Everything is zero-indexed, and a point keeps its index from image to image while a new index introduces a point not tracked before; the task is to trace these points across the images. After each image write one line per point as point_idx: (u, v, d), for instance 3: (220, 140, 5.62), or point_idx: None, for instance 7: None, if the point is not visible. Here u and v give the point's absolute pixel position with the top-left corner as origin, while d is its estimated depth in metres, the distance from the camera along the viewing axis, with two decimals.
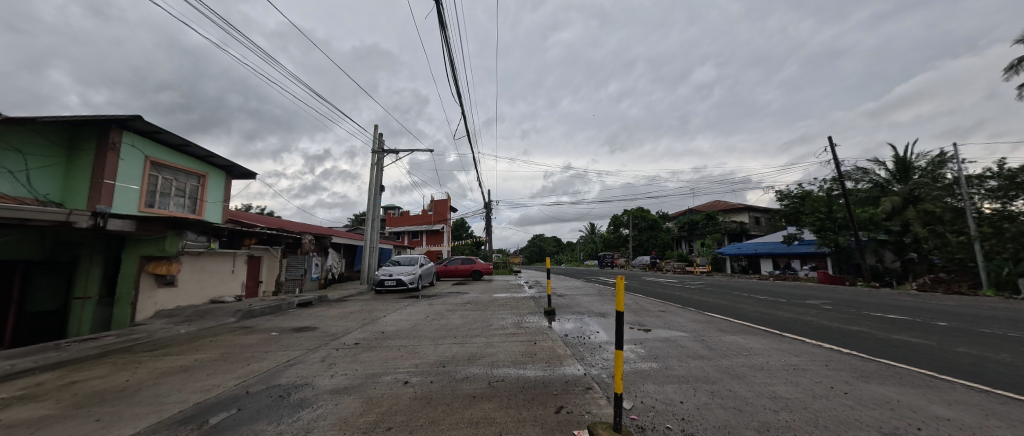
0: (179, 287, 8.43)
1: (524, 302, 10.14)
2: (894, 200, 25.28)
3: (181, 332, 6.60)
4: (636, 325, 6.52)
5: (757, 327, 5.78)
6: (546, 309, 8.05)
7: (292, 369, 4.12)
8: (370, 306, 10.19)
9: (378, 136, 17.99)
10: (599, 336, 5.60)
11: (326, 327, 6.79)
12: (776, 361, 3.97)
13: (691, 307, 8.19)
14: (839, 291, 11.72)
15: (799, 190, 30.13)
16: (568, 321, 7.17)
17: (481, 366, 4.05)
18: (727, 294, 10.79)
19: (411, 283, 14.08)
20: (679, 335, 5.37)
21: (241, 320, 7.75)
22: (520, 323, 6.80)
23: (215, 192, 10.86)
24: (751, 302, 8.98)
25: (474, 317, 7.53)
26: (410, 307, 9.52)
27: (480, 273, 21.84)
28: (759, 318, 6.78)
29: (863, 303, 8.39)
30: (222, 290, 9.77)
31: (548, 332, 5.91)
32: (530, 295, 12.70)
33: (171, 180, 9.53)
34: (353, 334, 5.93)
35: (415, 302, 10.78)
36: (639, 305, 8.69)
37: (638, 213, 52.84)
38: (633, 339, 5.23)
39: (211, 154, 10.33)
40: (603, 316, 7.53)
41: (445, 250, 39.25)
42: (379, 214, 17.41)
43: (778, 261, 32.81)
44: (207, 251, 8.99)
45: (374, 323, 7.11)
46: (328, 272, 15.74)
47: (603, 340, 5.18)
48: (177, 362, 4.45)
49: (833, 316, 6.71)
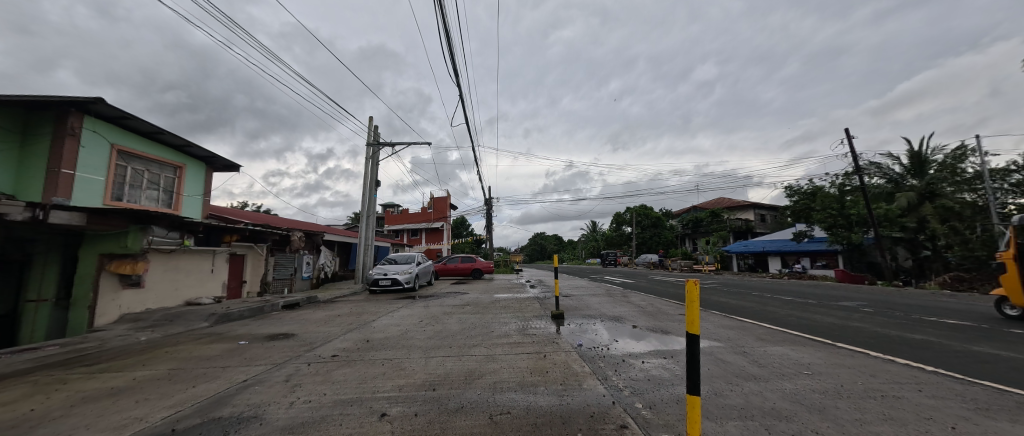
0: (148, 288, 7.64)
1: (528, 303, 9.32)
2: (909, 196, 24.33)
3: (140, 340, 5.79)
4: (659, 332, 5.68)
5: (805, 336, 4.92)
6: (553, 312, 7.20)
7: (246, 393, 3.29)
8: (360, 308, 9.36)
9: (373, 129, 17.16)
10: (621, 347, 4.76)
11: (304, 334, 5.95)
12: (855, 385, 3.12)
13: (716, 310, 7.33)
14: (866, 291, 10.90)
15: (810, 186, 29.31)
16: (579, 327, 6.32)
17: (482, 390, 3.20)
18: (749, 295, 9.93)
19: (406, 283, 13.27)
20: (714, 346, 4.53)
21: (213, 325, 6.93)
22: (525, 330, 5.95)
23: (194, 185, 10.07)
24: (778, 303, 8.16)
25: (473, 321, 6.72)
26: (403, 310, 8.68)
27: (480, 272, 21.04)
28: (798, 324, 5.92)
29: (905, 305, 7.56)
30: (200, 292, 8.99)
31: (558, 341, 5.06)
32: (535, 295, 11.89)
33: (142, 171, 8.75)
34: (332, 344, 5.09)
35: (409, 304, 9.97)
36: (655, 308, 7.86)
37: (641, 211, 52.14)
38: (662, 351, 4.39)
39: (188, 144, 9.52)
40: (619, 320, 6.68)
41: (445, 249, 38.47)
42: (374, 210, 16.58)
43: (787, 259, 32.10)
44: (180, 248, 8.21)
45: (359, 329, 6.28)
46: (320, 271, 14.93)
47: (628, 353, 4.35)
48: (109, 383, 3.63)
49: (882, 322, 5.88)
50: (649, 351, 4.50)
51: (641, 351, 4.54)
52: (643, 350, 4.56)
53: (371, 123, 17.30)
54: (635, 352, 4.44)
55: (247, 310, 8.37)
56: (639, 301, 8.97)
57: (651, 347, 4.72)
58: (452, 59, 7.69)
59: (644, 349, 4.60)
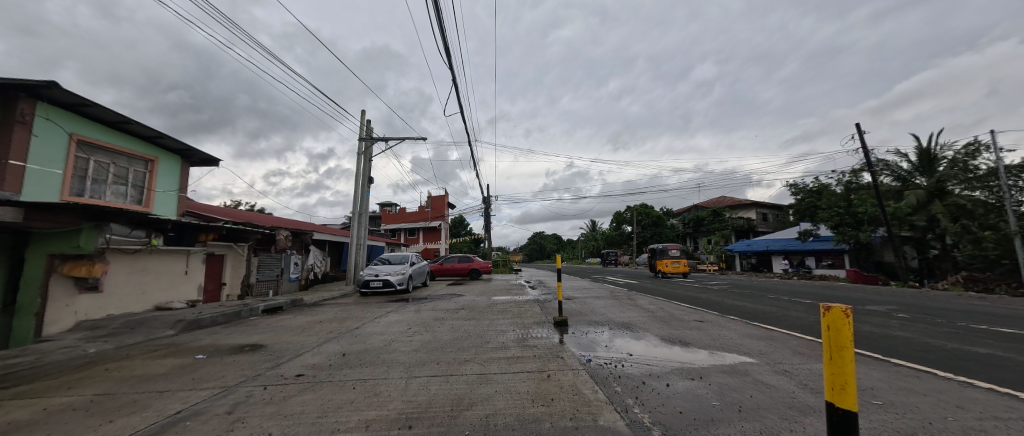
0: (108, 293, 6.95)
1: (528, 307, 8.62)
2: (918, 193, 23.48)
3: (87, 353, 5.09)
4: (677, 342, 5.01)
5: (850, 349, 4.22)
6: (555, 318, 6.51)
7: (168, 433, 2.57)
8: (346, 312, 8.68)
9: (366, 124, 16.43)
10: (638, 362, 4.11)
11: (275, 345, 5.24)
12: (946, 423, 2.45)
13: (733, 316, 6.67)
14: (886, 293, 10.24)
15: (815, 184, 28.66)
16: (584, 335, 5.67)
17: (470, 429, 2.50)
18: (764, 297, 9.26)
19: (399, 285, 12.64)
20: (746, 363, 3.85)
21: (179, 333, 6.24)
22: (524, 340, 5.23)
23: (168, 180, 9.34)
24: (800, 307, 7.49)
25: (466, 329, 6.04)
26: (392, 314, 8.02)
27: (478, 272, 20.34)
28: (833, 332, 5.24)
29: (940, 310, 6.90)
30: (172, 295, 8.29)
31: (563, 355, 4.34)
32: (535, 297, 11.18)
33: (106, 164, 8.02)
34: (300, 360, 4.37)
35: (400, 307, 9.28)
36: (666, 312, 7.20)
37: (642, 210, 51.55)
38: (685, 367, 3.74)
39: (160, 135, 8.81)
40: (630, 329, 5.96)
41: (443, 248, 37.69)
42: (366, 208, 15.87)
43: (790, 258, 31.28)
44: (146, 248, 7.51)
45: (338, 338, 5.59)
46: (310, 272, 14.23)
47: (647, 371, 3.70)
48: (11, 415, 2.94)
49: (927, 331, 5.21)
50: (671, 367, 3.84)
51: (664, 367, 3.88)
52: (665, 366, 3.90)
53: (363, 117, 16.56)
54: (654, 368, 3.80)
55: (220, 315, 7.64)
56: (649, 306, 8.26)
57: (674, 363, 4.06)
58: (443, 39, 6.97)
59: (667, 366, 3.92)
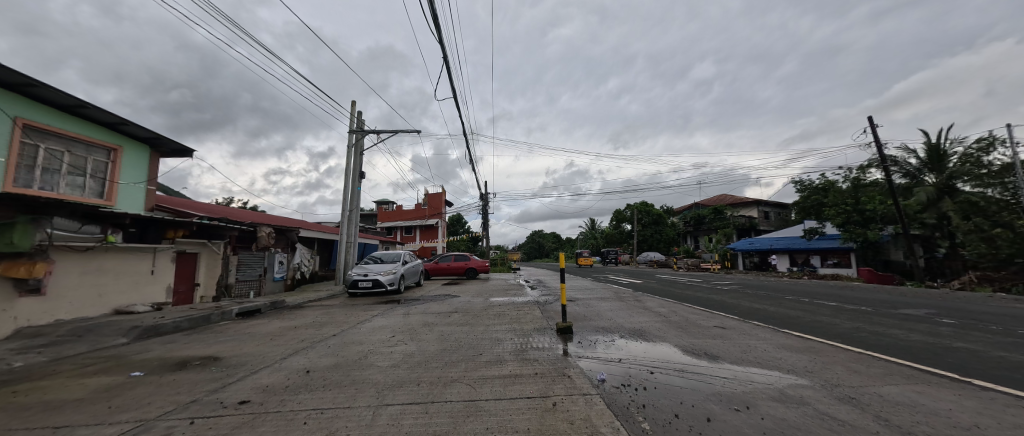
0: (55, 295, 6.16)
1: (527, 310, 7.86)
2: (928, 189, 22.77)
3: (10, 368, 4.32)
4: (701, 354, 4.28)
5: (919, 368, 3.47)
6: (557, 324, 5.76)
7: None
8: (329, 316, 7.92)
9: (356, 115, 15.62)
10: (662, 380, 3.41)
11: (231, 359, 4.44)
12: None
13: (759, 322, 5.94)
14: (909, 295, 9.61)
15: (822, 181, 27.97)
16: (591, 345, 4.93)
17: None
18: (783, 299, 8.54)
19: (389, 285, 11.89)
20: (799, 386, 3.12)
21: (131, 343, 5.47)
22: (522, 352, 4.47)
23: (134, 171, 8.54)
24: (827, 311, 6.79)
25: (457, 337, 5.29)
26: (378, 319, 7.29)
27: (475, 271, 19.60)
28: (883, 343, 4.51)
29: (986, 315, 6.20)
30: (134, 298, 7.50)
31: (569, 373, 3.60)
32: (534, 298, 10.45)
33: (58, 151, 7.21)
34: (252, 380, 3.59)
35: (389, 310, 8.56)
36: (682, 317, 6.48)
37: (642, 207, 50.92)
38: (722, 392, 3.04)
39: (123, 121, 8.00)
40: (644, 338, 5.18)
41: (440, 247, 36.91)
42: (357, 205, 15.07)
43: (795, 257, 30.53)
44: (100, 245, 6.70)
45: (309, 349, 4.85)
46: (296, 271, 13.44)
47: (676, 394, 2.99)
48: None
49: (990, 342, 4.49)
50: (702, 388, 3.15)
51: (694, 388, 3.16)
52: (695, 387, 3.19)
53: (353, 109, 15.73)
54: (682, 390, 3.09)
55: (185, 320, 6.86)
56: (660, 309, 7.51)
57: (705, 382, 3.35)
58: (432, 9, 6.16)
59: (697, 386, 3.21)
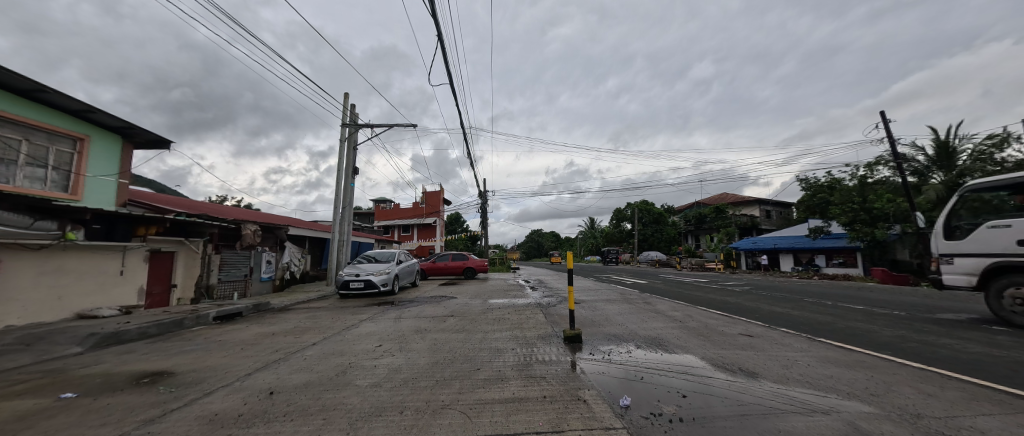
0: (5, 298, 5.53)
1: (529, 314, 7.24)
2: (938, 187, 22.23)
3: None
4: (736, 370, 3.66)
5: (1012, 392, 2.86)
6: (565, 332, 5.13)
7: None
8: (314, 320, 7.28)
9: (349, 108, 14.95)
10: (683, 397, 2.97)
11: (186, 376, 3.78)
12: None
13: (789, 330, 5.33)
14: (933, 297, 9.08)
15: (828, 179, 27.37)
16: (603, 357, 4.33)
17: None
18: (805, 303, 7.93)
19: (382, 286, 11.25)
20: (879, 418, 2.49)
21: (83, 353, 4.81)
22: (526, 367, 3.84)
23: (104, 163, 7.86)
24: (858, 316, 6.21)
25: (452, 348, 4.68)
26: (366, 324, 6.66)
27: (473, 271, 18.97)
28: (944, 357, 3.91)
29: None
30: (99, 301, 6.84)
31: (586, 397, 2.97)
32: (536, 300, 9.83)
33: (14, 140, 6.52)
34: (202, 406, 2.96)
35: (382, 313, 7.95)
36: (701, 323, 5.87)
37: (643, 207, 50.36)
38: (770, 421, 2.50)
39: (90, 108, 7.32)
40: (664, 348, 4.56)
41: (438, 246, 36.25)
42: (350, 202, 14.42)
43: (800, 257, 30.01)
44: (59, 243, 6.09)
45: (282, 362, 4.21)
46: (285, 271, 12.76)
47: (709, 421, 2.50)
48: None
49: None
50: (741, 414, 2.64)
51: (717, 407, 2.79)
52: (718, 406, 2.80)
53: (346, 102, 15.07)
54: (720, 417, 2.58)
55: (152, 326, 6.20)
56: (673, 313, 6.90)
57: (727, 398, 2.96)
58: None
59: (719, 404, 2.84)
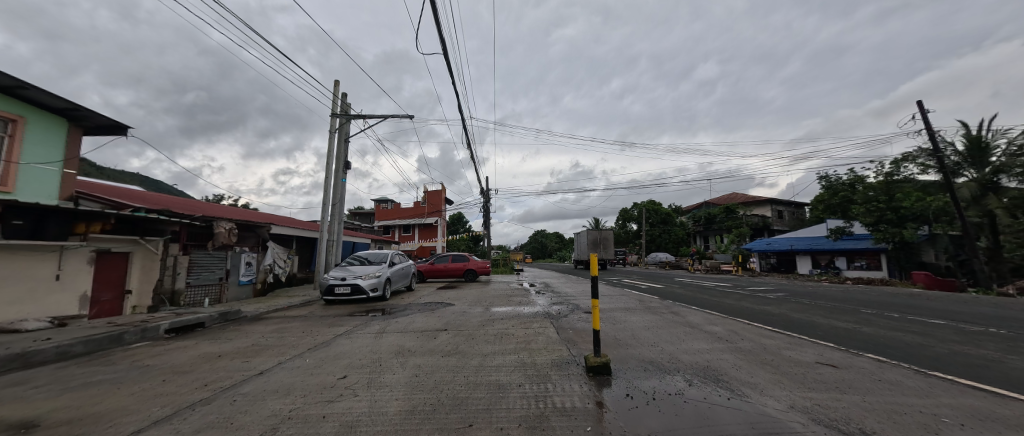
0: None
1: (538, 328, 6.05)
2: (974, 185, 20.47)
3: None
4: (837, 421, 2.55)
5: None
6: (587, 359, 3.91)
7: None
8: (282, 334, 6.12)
9: (339, 97, 13.85)
10: (709, 428, 2.50)
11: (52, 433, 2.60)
12: None
13: (883, 358, 4.05)
14: (1014, 309, 7.66)
15: (849, 174, 25.80)
16: (641, 394, 3.19)
17: None
18: (864, 315, 6.66)
19: (372, 291, 10.12)
20: None
21: None
22: (540, 421, 2.65)
23: (43, 150, 6.78)
24: (954, 336, 4.91)
25: (436, 383, 3.48)
26: (341, 341, 5.49)
27: (474, 273, 17.81)
28: None
29: None
30: (32, 310, 5.81)
31: None
32: (543, 309, 8.64)
33: None
34: None
35: (363, 326, 6.75)
36: (757, 346, 4.62)
37: (649, 206, 48.96)
38: None
39: (20, 84, 6.15)
40: (724, 384, 3.37)
41: (439, 246, 35.15)
42: (340, 198, 13.31)
43: (818, 258, 28.55)
44: None
45: (202, 406, 3.03)
46: (268, 274, 11.67)
47: None
48: None
49: None
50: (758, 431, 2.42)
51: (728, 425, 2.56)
52: (728, 425, 2.56)
53: (337, 90, 13.98)
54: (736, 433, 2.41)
55: (78, 344, 5.08)
56: (714, 328, 5.67)
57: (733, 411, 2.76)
58: None
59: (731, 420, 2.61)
